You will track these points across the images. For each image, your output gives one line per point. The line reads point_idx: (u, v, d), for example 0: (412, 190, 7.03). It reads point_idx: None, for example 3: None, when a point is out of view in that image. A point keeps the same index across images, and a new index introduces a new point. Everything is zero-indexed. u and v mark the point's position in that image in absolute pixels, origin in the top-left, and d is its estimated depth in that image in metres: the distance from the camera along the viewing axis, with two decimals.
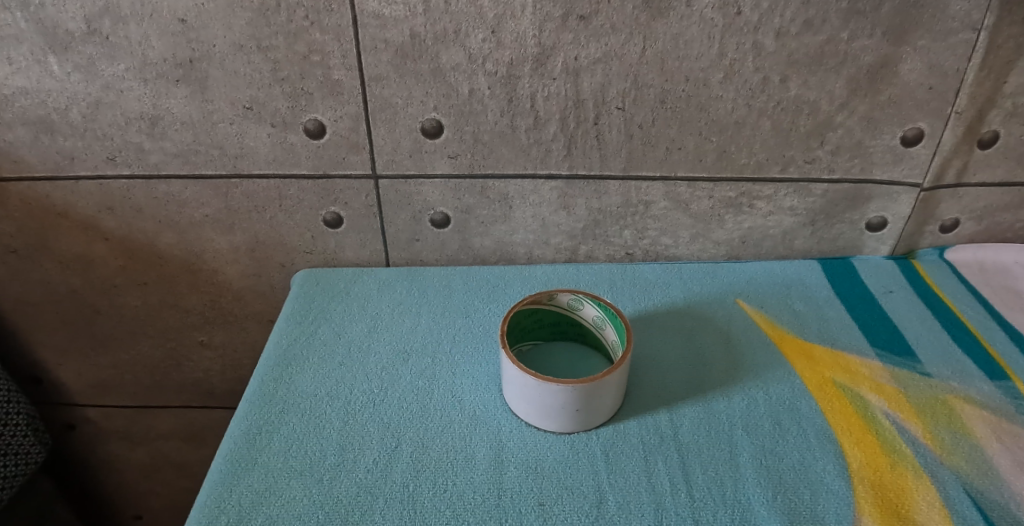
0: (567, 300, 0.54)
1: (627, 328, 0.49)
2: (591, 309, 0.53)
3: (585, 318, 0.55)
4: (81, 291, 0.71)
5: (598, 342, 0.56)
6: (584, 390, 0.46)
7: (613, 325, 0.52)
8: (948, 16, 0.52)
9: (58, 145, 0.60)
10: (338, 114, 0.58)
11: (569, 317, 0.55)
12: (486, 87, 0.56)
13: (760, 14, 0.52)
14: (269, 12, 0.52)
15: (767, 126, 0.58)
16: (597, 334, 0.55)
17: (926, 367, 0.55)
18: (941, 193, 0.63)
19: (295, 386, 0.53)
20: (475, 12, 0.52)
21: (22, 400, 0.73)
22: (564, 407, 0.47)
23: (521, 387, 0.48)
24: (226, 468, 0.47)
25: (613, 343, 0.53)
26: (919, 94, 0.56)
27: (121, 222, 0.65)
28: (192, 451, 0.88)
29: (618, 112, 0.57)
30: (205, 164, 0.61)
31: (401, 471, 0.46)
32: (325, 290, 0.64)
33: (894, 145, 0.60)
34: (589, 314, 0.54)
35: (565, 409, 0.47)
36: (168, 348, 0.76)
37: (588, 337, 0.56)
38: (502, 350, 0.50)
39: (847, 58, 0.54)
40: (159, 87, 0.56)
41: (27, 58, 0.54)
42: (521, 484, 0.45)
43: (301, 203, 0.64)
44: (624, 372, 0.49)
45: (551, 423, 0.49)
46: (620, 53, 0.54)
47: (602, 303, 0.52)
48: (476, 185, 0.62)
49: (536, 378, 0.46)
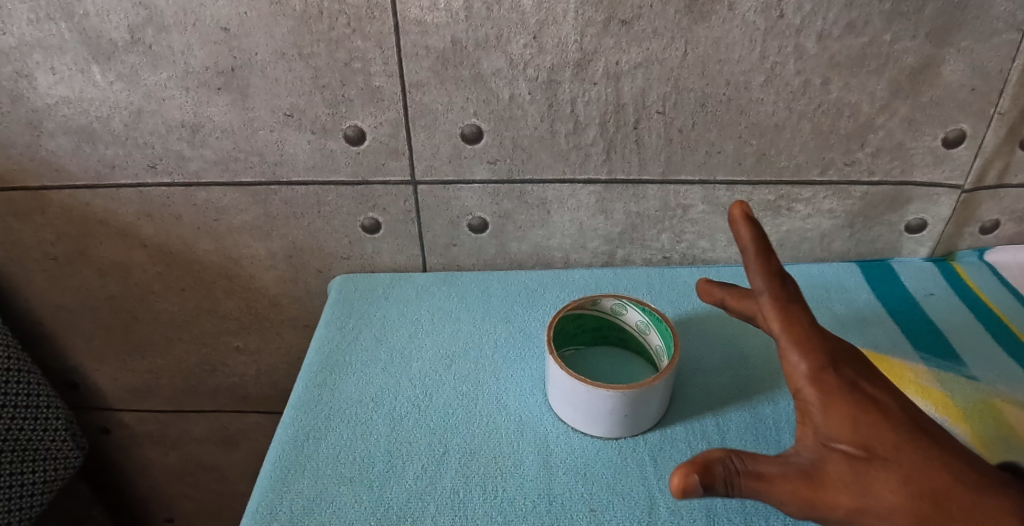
0: (610, 304, 0.54)
1: (673, 334, 0.49)
2: (635, 314, 0.53)
3: (627, 323, 0.55)
4: (119, 297, 0.71)
5: (640, 346, 0.56)
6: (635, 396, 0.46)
7: (658, 331, 0.52)
8: (991, 17, 0.52)
9: (100, 154, 0.60)
10: (378, 121, 0.58)
11: (612, 322, 0.55)
12: (527, 92, 0.56)
13: (803, 17, 0.52)
14: (311, 20, 0.52)
15: (807, 129, 0.58)
16: (641, 339, 0.55)
17: (971, 371, 0.54)
18: (982, 194, 0.63)
19: (339, 392, 0.53)
20: (517, 19, 0.52)
21: (61, 405, 0.74)
22: (612, 413, 0.47)
23: (568, 392, 0.48)
24: (276, 474, 0.47)
25: (657, 348, 0.53)
26: (961, 95, 0.56)
27: (160, 229, 0.66)
28: (223, 455, 0.88)
29: (658, 116, 0.57)
30: (245, 171, 0.61)
31: (449, 478, 0.46)
32: (364, 295, 0.64)
33: (935, 146, 0.59)
34: (632, 319, 0.54)
35: (613, 415, 0.47)
36: (203, 354, 0.77)
37: (630, 341, 0.56)
38: (549, 355, 0.50)
39: (889, 60, 0.54)
40: (201, 95, 0.57)
41: (70, 68, 0.55)
42: (569, 491, 0.45)
43: (339, 209, 0.64)
44: (671, 377, 0.49)
45: (599, 428, 0.49)
46: (661, 57, 0.54)
47: (647, 308, 0.52)
48: (514, 191, 0.62)
49: (586, 383, 0.46)
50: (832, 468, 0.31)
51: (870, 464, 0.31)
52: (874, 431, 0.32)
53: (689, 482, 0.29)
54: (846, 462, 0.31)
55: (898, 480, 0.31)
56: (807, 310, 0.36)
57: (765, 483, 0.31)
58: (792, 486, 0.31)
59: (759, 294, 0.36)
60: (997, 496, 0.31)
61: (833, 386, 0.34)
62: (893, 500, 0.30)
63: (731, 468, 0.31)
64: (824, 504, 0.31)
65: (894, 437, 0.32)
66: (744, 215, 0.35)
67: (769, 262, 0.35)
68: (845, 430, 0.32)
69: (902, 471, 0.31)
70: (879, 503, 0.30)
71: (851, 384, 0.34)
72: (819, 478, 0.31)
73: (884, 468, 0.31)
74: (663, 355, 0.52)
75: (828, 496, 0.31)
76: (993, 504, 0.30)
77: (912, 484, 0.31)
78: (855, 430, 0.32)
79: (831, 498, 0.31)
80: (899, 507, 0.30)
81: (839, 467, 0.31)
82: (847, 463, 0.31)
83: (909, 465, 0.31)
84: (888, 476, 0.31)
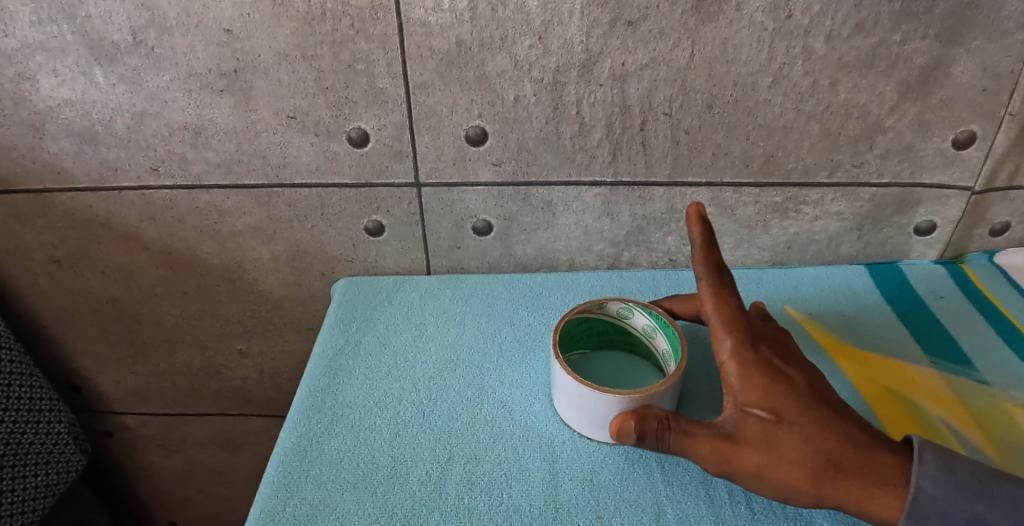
0: (617, 308, 0.54)
1: (681, 337, 0.49)
2: (642, 318, 0.54)
3: (633, 326, 0.55)
4: (122, 300, 0.71)
5: (647, 350, 0.55)
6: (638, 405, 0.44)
7: (665, 334, 0.52)
8: (1002, 17, 0.51)
9: (102, 156, 0.60)
10: (382, 123, 0.57)
11: (619, 327, 0.55)
12: (532, 94, 0.55)
13: (811, 17, 0.51)
14: (314, 21, 0.52)
15: (816, 130, 0.57)
16: (647, 344, 0.55)
17: (982, 375, 0.54)
18: (992, 196, 0.62)
19: (343, 397, 0.53)
20: (523, 19, 0.51)
21: (64, 409, 0.74)
22: None
23: (575, 397, 0.47)
24: (279, 479, 0.46)
25: (664, 351, 0.53)
26: (972, 96, 0.55)
27: (163, 232, 0.65)
28: (226, 458, 0.88)
29: (664, 118, 0.57)
30: (248, 173, 0.61)
31: (454, 484, 0.46)
32: (368, 298, 0.64)
33: (945, 148, 0.58)
34: (639, 323, 0.54)
35: None
36: (206, 357, 0.77)
37: (637, 345, 0.56)
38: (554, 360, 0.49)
39: (898, 60, 0.53)
40: (204, 97, 0.56)
41: (72, 70, 0.55)
42: (576, 497, 0.45)
43: (343, 211, 0.63)
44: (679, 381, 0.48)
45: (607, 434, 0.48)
46: (667, 58, 0.53)
47: (655, 313, 0.52)
48: (519, 193, 0.61)
49: (592, 388, 0.45)
50: (747, 430, 0.39)
51: (778, 426, 0.38)
52: (782, 398, 0.40)
53: (623, 427, 0.40)
54: (757, 422, 0.39)
55: (801, 440, 0.38)
56: (737, 297, 0.46)
57: (690, 440, 0.39)
58: (713, 444, 0.39)
59: (701, 281, 0.46)
60: (885, 453, 0.37)
61: (752, 358, 0.42)
62: (794, 457, 0.37)
63: (660, 425, 0.40)
64: (737, 459, 0.38)
65: (800, 404, 0.39)
66: (698, 213, 0.45)
67: (707, 256, 0.46)
68: (760, 396, 0.40)
69: (803, 431, 0.38)
70: (781, 456, 0.37)
71: (768, 358, 0.42)
72: (736, 438, 0.39)
73: (786, 426, 0.38)
74: (669, 359, 0.52)
75: (741, 452, 0.38)
76: (879, 461, 0.37)
77: (810, 442, 0.38)
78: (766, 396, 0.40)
79: (744, 455, 0.38)
80: (798, 459, 0.37)
81: (753, 430, 0.39)
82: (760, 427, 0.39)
83: (810, 426, 0.38)
84: (790, 434, 0.38)
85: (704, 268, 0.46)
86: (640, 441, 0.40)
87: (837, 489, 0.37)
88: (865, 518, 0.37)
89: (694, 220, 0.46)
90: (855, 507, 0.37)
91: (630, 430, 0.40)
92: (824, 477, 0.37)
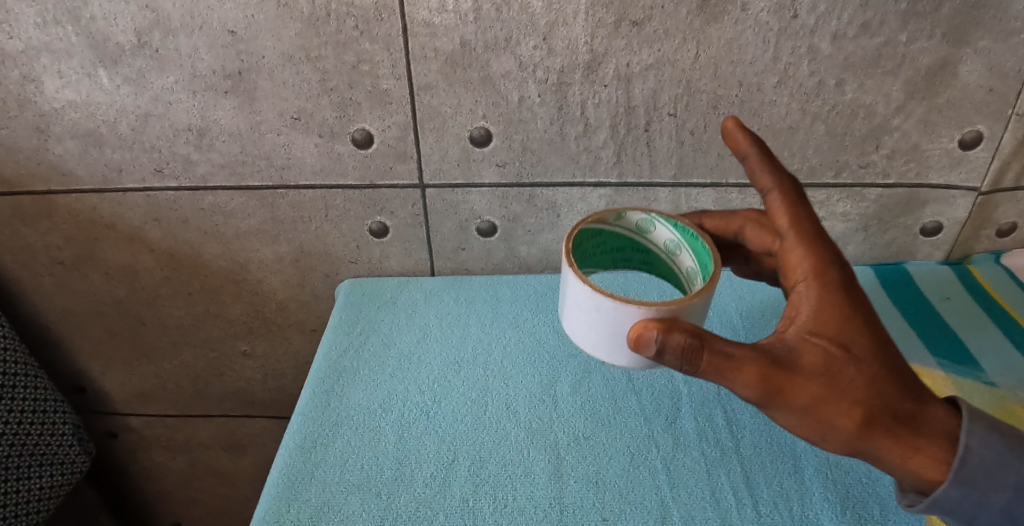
0: (637, 220, 0.43)
1: (710, 250, 0.39)
2: (665, 231, 0.43)
3: (655, 243, 0.44)
4: (126, 302, 0.71)
5: (670, 270, 0.45)
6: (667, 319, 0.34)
7: (691, 249, 0.42)
8: (1009, 16, 0.50)
9: (107, 158, 0.60)
10: (386, 124, 0.57)
11: (638, 243, 0.44)
12: (537, 95, 0.55)
13: (817, 17, 0.51)
14: (319, 22, 0.52)
15: (821, 131, 0.57)
16: (670, 262, 0.45)
17: (991, 376, 0.53)
18: (999, 197, 0.62)
19: (347, 399, 0.53)
20: (527, 20, 0.51)
21: (68, 410, 0.74)
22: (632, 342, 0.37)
23: (591, 313, 0.37)
24: (283, 482, 0.46)
25: (689, 270, 0.43)
26: (978, 96, 0.55)
27: (167, 234, 0.65)
28: (230, 460, 0.88)
29: (669, 118, 0.56)
30: (252, 175, 0.61)
31: (459, 486, 0.46)
32: (372, 299, 0.64)
33: (951, 148, 0.58)
34: (662, 237, 0.43)
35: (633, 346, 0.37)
36: (210, 358, 0.77)
37: (658, 265, 0.46)
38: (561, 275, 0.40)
39: (904, 60, 0.53)
40: (208, 99, 0.56)
41: (77, 72, 0.55)
42: (581, 499, 0.45)
43: (347, 213, 0.63)
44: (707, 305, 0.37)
45: (627, 357, 0.38)
46: (673, 58, 0.53)
47: (681, 224, 0.41)
48: (523, 194, 0.61)
49: (612, 299, 0.35)
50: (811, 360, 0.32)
51: (845, 361, 0.32)
52: (855, 329, 0.33)
53: (646, 336, 0.31)
54: (823, 353, 0.32)
55: (866, 381, 0.32)
56: (812, 208, 0.37)
57: (735, 366, 0.30)
58: (762, 371, 0.31)
59: (769, 191, 0.37)
60: (939, 409, 0.34)
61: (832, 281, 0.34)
62: (856, 398, 0.32)
63: (695, 344, 0.30)
64: (788, 392, 0.31)
65: (873, 337, 0.33)
66: (737, 126, 0.38)
67: (770, 160, 0.37)
68: (829, 323, 0.33)
69: (871, 370, 0.32)
70: (841, 396, 0.32)
71: (849, 282, 0.34)
72: (791, 369, 0.31)
73: (854, 363, 0.32)
74: (697, 277, 0.41)
75: (794, 385, 0.31)
76: (935, 416, 0.33)
77: (876, 383, 0.32)
78: (842, 323, 0.33)
79: (796, 388, 0.31)
80: (859, 402, 0.32)
81: (814, 361, 0.32)
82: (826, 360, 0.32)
83: (879, 365, 0.32)
84: (857, 371, 0.32)
85: (772, 172, 0.37)
86: (664, 357, 0.31)
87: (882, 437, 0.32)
88: (892, 469, 0.34)
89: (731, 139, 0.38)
90: (897, 462, 0.33)
91: (654, 340, 0.31)
92: (875, 425, 0.32)
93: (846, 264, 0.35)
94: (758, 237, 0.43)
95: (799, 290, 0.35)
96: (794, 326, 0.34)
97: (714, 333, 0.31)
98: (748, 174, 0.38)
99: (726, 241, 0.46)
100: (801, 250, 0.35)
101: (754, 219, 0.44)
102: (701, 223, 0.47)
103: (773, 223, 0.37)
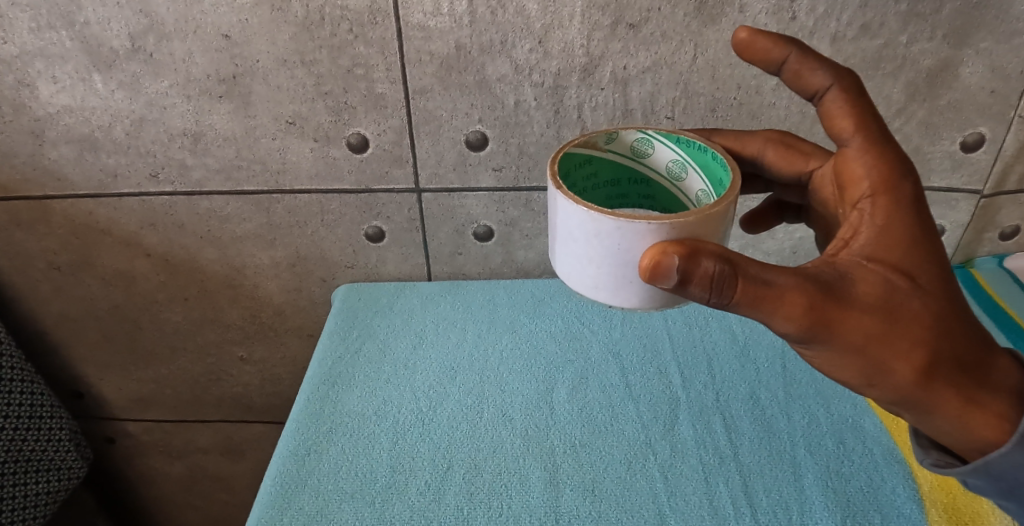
0: (632, 142, 0.37)
1: (723, 156, 0.34)
2: (666, 151, 0.37)
3: (656, 167, 0.38)
4: (123, 307, 0.71)
5: (675, 201, 0.40)
6: (686, 238, 0.29)
7: (700, 168, 0.36)
8: (1011, 17, 0.50)
9: (102, 163, 0.60)
10: (381, 128, 0.57)
11: (634, 173, 0.39)
12: (533, 98, 0.55)
13: (816, 19, 0.50)
14: (313, 26, 0.51)
15: (821, 134, 0.56)
16: (673, 192, 0.39)
17: None
18: (1002, 199, 0.61)
19: (342, 405, 0.53)
20: (523, 23, 0.51)
21: (65, 415, 0.74)
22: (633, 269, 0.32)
23: (590, 242, 0.32)
24: (276, 489, 0.46)
25: (700, 192, 0.37)
26: (981, 97, 0.54)
27: (163, 239, 0.65)
28: (229, 465, 0.87)
29: (667, 121, 0.56)
30: (247, 180, 0.61)
31: (454, 493, 0.45)
32: (368, 305, 0.63)
33: (953, 151, 0.57)
34: (662, 159, 0.38)
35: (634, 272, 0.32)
36: (207, 363, 0.76)
37: (662, 196, 0.40)
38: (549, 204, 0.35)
39: (905, 62, 0.52)
40: (203, 103, 0.56)
41: (72, 76, 0.55)
42: (578, 507, 0.44)
43: (343, 217, 0.63)
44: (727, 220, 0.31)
45: (635, 293, 0.33)
46: (670, 61, 0.53)
47: (684, 138, 0.36)
48: (520, 198, 0.61)
49: (614, 216, 0.29)
50: (875, 290, 0.29)
51: (909, 296, 0.30)
52: (920, 257, 0.31)
53: (665, 264, 0.27)
54: (884, 281, 0.30)
55: (930, 317, 0.30)
56: (873, 107, 0.34)
57: (778, 292, 0.28)
58: (813, 302, 0.28)
59: (825, 91, 0.34)
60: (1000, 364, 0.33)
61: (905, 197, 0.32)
62: (917, 337, 0.30)
63: (728, 270, 0.27)
64: (844, 324, 0.29)
65: (937, 270, 0.31)
66: (755, 33, 0.34)
67: (819, 58, 0.34)
68: (891, 248, 0.30)
69: (933, 306, 0.30)
70: (901, 335, 0.30)
71: (918, 198, 0.32)
72: (847, 300, 0.29)
73: (917, 296, 0.30)
74: (707, 200, 0.36)
75: (849, 317, 0.29)
76: (983, 371, 0.32)
77: (937, 322, 0.30)
78: (909, 248, 0.31)
79: (852, 322, 0.29)
80: (919, 342, 0.30)
81: (876, 290, 0.29)
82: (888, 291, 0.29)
83: (941, 303, 0.30)
84: (920, 307, 0.30)
85: (824, 70, 0.34)
86: (687, 288, 0.28)
87: (934, 383, 0.31)
88: (937, 418, 0.32)
89: (750, 49, 0.34)
90: (950, 414, 0.32)
91: (674, 266, 0.27)
92: (930, 369, 0.30)
93: (916, 175, 0.33)
94: (783, 158, 0.42)
95: (862, 208, 0.32)
96: (849, 249, 0.31)
97: (748, 258, 0.28)
98: (792, 80, 0.35)
99: (741, 165, 0.44)
100: (865, 160, 0.33)
101: (776, 141, 0.42)
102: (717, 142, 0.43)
103: (831, 129, 0.35)
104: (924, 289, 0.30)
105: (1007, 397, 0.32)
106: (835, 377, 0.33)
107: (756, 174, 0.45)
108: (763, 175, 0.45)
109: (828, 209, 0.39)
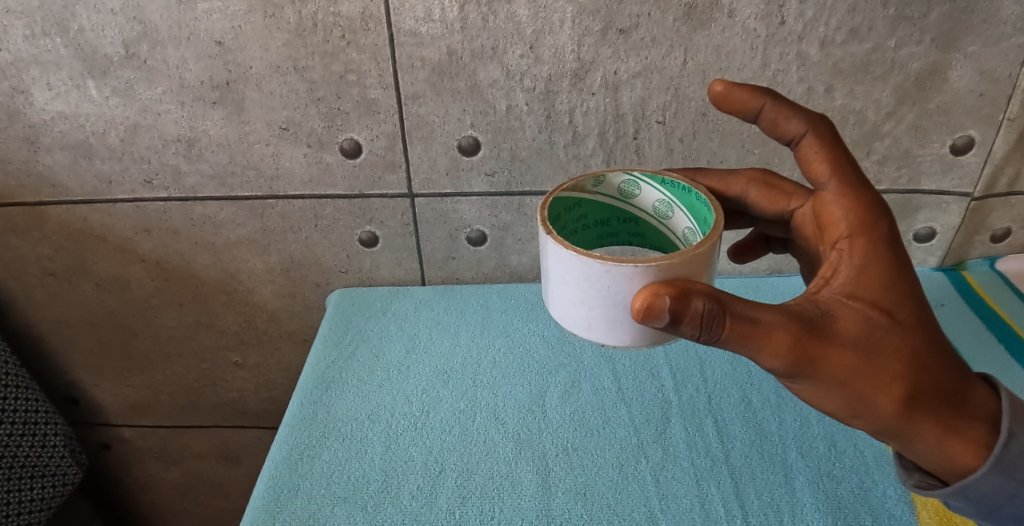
0: (618, 184, 0.37)
1: (707, 198, 0.34)
2: (652, 191, 0.37)
3: (643, 206, 0.38)
4: (118, 313, 0.71)
5: (662, 237, 0.40)
6: (673, 278, 0.29)
7: (686, 206, 0.36)
8: (999, 21, 0.50)
9: (97, 169, 0.60)
10: (374, 133, 0.57)
11: (623, 213, 0.39)
12: (524, 103, 0.55)
13: (805, 23, 0.51)
14: (306, 32, 0.52)
15: None
16: (661, 229, 0.39)
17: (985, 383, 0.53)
18: (993, 201, 0.61)
19: (335, 410, 0.53)
20: (513, 28, 0.51)
21: (60, 422, 0.74)
22: (625, 309, 0.32)
23: (581, 285, 0.32)
24: (269, 494, 0.46)
25: (687, 231, 0.37)
26: (970, 101, 0.54)
27: (158, 245, 0.65)
28: (225, 471, 0.87)
29: (658, 126, 0.56)
30: (241, 186, 0.61)
31: (445, 499, 0.45)
32: (362, 310, 0.64)
33: (943, 154, 0.58)
34: (649, 200, 0.38)
35: (626, 311, 0.32)
36: (203, 369, 0.76)
37: (649, 233, 0.40)
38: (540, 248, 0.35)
39: (894, 66, 0.53)
40: (196, 109, 0.56)
41: (66, 83, 0.55)
42: (569, 511, 0.44)
43: (336, 222, 0.63)
44: (712, 258, 0.32)
45: (627, 333, 0.33)
46: (660, 66, 0.53)
47: (668, 180, 0.36)
48: (513, 203, 0.61)
49: (602, 261, 0.30)
50: (854, 325, 0.30)
51: (887, 331, 0.30)
52: (897, 295, 0.31)
53: (657, 305, 0.28)
54: (862, 317, 0.30)
55: (909, 348, 0.30)
56: (847, 150, 0.35)
57: (764, 331, 0.28)
58: (797, 338, 0.28)
59: (801, 136, 0.35)
60: (978, 388, 0.33)
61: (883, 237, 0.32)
62: (896, 371, 0.30)
63: (716, 310, 0.27)
64: (826, 360, 0.29)
65: (914, 306, 0.31)
66: (730, 86, 0.36)
67: (794, 107, 0.35)
68: (870, 287, 0.31)
69: (910, 340, 0.31)
70: (881, 366, 0.30)
71: (895, 237, 0.32)
72: (829, 336, 0.29)
73: (896, 331, 0.30)
74: (694, 238, 0.36)
75: (830, 345, 0.29)
76: (963, 386, 0.32)
77: (914, 354, 0.30)
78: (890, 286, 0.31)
79: (833, 357, 0.29)
80: (899, 376, 0.30)
81: (855, 325, 0.30)
82: (866, 323, 0.30)
83: (919, 337, 0.31)
84: (898, 342, 0.30)
85: (800, 118, 0.35)
86: (678, 326, 0.28)
87: (915, 409, 0.31)
88: (917, 446, 0.32)
89: (727, 101, 0.36)
90: (930, 442, 0.32)
91: (666, 308, 0.28)
92: (910, 399, 0.31)
93: (891, 215, 0.33)
94: (766, 198, 0.42)
95: (840, 248, 0.33)
96: (830, 288, 0.31)
97: (735, 296, 0.29)
98: (770, 128, 0.36)
99: (727, 204, 0.44)
100: (841, 204, 0.34)
101: (758, 181, 0.43)
102: (701, 183, 0.43)
103: (808, 172, 0.36)
104: (899, 322, 0.31)
105: (984, 425, 0.32)
106: (820, 407, 0.33)
107: (741, 212, 0.46)
108: (747, 213, 0.45)
109: (811, 245, 0.40)
